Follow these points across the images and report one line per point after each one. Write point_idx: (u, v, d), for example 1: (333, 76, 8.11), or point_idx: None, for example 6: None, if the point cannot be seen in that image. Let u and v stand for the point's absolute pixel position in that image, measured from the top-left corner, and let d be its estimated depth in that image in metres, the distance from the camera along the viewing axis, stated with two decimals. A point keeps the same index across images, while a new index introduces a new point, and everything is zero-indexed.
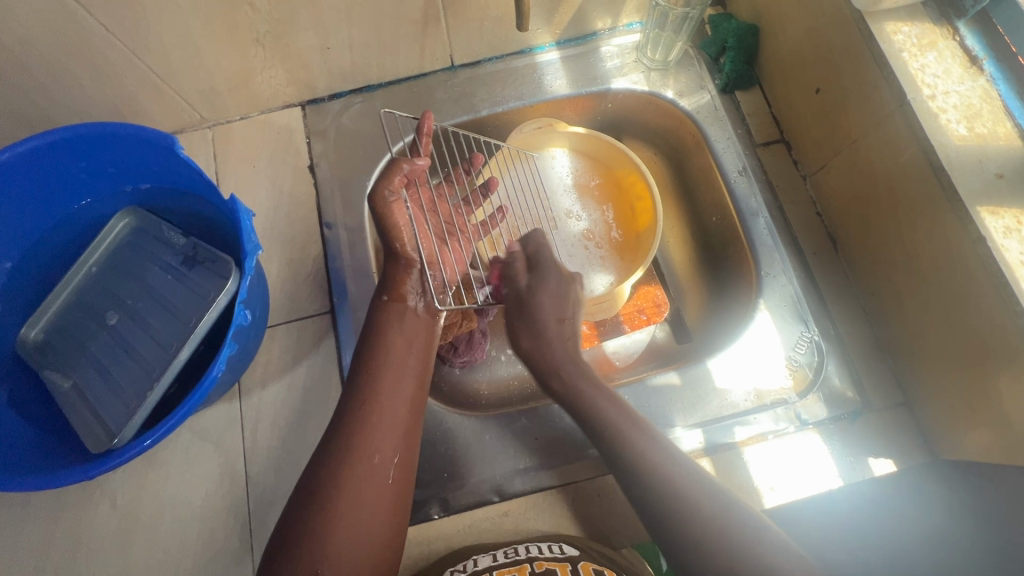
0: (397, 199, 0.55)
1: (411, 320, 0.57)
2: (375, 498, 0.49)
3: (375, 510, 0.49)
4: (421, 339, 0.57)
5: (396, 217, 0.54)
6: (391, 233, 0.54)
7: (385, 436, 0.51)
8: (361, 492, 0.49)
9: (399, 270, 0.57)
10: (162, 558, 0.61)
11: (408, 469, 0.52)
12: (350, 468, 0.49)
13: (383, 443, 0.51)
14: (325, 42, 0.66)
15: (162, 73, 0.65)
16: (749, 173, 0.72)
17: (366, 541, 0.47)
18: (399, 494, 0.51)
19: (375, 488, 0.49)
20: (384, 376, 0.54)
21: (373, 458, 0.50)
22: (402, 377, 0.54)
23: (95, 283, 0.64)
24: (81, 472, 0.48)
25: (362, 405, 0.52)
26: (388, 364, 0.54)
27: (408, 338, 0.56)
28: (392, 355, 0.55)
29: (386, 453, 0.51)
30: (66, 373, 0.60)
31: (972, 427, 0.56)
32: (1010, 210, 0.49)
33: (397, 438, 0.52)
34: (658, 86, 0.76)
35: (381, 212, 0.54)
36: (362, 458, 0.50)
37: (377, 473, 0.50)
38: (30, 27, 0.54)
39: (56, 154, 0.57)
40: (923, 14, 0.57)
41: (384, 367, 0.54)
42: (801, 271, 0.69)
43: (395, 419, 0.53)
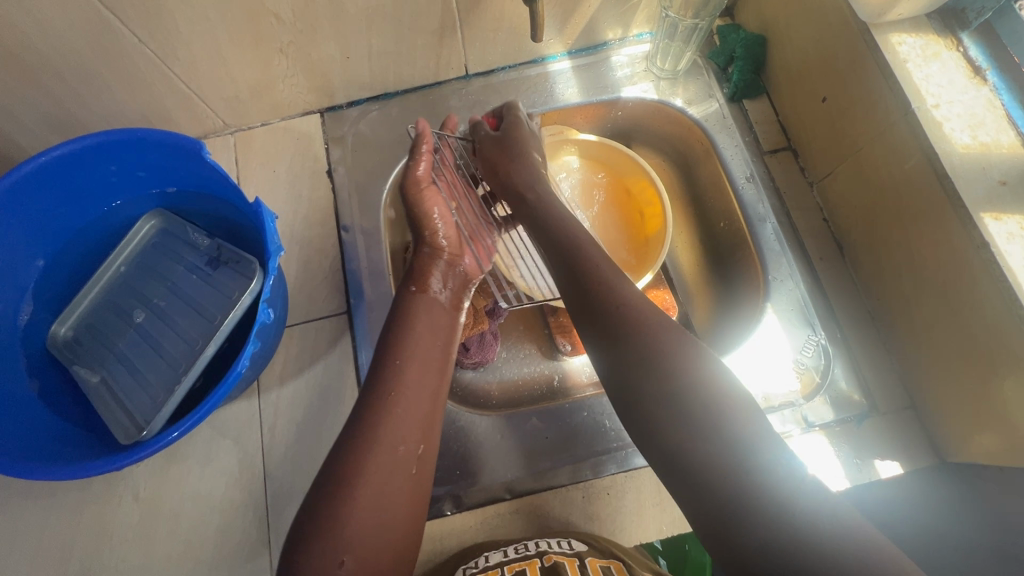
0: (427, 184, 0.66)
1: (435, 311, 0.61)
2: (397, 489, 0.49)
3: (398, 500, 0.49)
4: (443, 330, 0.60)
5: (428, 205, 0.65)
6: (423, 223, 0.65)
7: (408, 426, 0.52)
8: (384, 481, 0.49)
9: (426, 259, 0.64)
10: (182, 550, 0.63)
11: (429, 459, 0.53)
12: (376, 456, 0.49)
13: (407, 432, 0.51)
14: (345, 51, 0.69)
15: (189, 81, 0.68)
16: (756, 180, 0.74)
17: (388, 530, 0.48)
18: (420, 484, 0.51)
19: (399, 479, 0.50)
20: (408, 367, 0.55)
21: (397, 447, 0.50)
22: (427, 370, 0.56)
23: (123, 282, 0.67)
24: (111, 463, 0.50)
25: (386, 395, 0.53)
26: (412, 354, 0.56)
27: (430, 328, 0.59)
28: (416, 346, 0.56)
29: (410, 443, 0.51)
30: (94, 369, 0.63)
31: (977, 430, 0.57)
32: (1012, 215, 0.51)
33: (420, 428, 0.53)
34: (667, 94, 0.78)
35: (414, 193, 0.65)
36: (386, 449, 0.50)
37: (400, 463, 0.50)
38: (69, 37, 0.56)
39: (89, 158, 0.59)
40: (927, 25, 0.59)
41: (407, 358, 0.55)
42: (808, 276, 0.70)
43: (418, 410, 0.53)
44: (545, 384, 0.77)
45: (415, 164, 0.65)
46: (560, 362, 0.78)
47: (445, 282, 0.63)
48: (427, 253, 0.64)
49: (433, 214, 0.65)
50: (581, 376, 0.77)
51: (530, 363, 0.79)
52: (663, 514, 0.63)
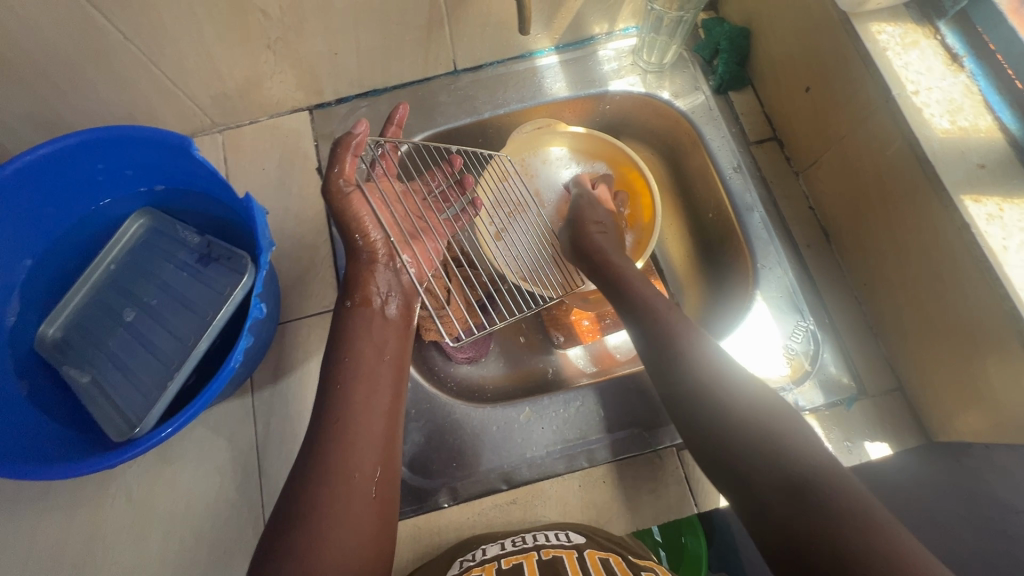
0: (351, 188, 0.58)
1: (377, 325, 0.58)
2: (359, 516, 0.49)
3: (361, 530, 0.48)
4: (389, 343, 0.58)
5: (360, 210, 0.59)
6: (354, 229, 0.59)
7: (364, 451, 0.51)
8: (345, 510, 0.48)
9: (362, 267, 0.60)
10: (177, 550, 0.63)
11: (389, 480, 0.53)
12: (335, 488, 0.48)
13: (360, 460, 0.51)
14: (333, 47, 0.69)
15: (176, 78, 0.67)
16: (743, 170, 0.75)
17: (354, 558, 0.47)
18: (383, 506, 0.51)
19: (359, 503, 0.49)
20: (356, 392, 0.54)
21: (353, 474, 0.50)
22: (374, 389, 0.55)
23: (113, 281, 0.66)
24: (100, 462, 0.50)
25: (336, 422, 0.52)
26: (359, 376, 0.55)
27: (377, 347, 0.57)
28: (363, 366, 0.55)
29: (366, 467, 0.51)
30: (84, 369, 0.62)
31: (964, 409, 0.58)
32: (991, 197, 0.52)
33: (377, 452, 0.52)
34: (654, 87, 0.79)
35: (338, 203, 0.58)
36: (341, 477, 0.49)
37: (358, 490, 0.49)
38: (54, 35, 0.56)
39: (75, 155, 0.59)
40: (905, 14, 0.60)
41: (354, 380, 0.54)
42: (796, 263, 0.72)
43: (373, 432, 0.53)
44: (540, 377, 0.78)
45: (338, 167, 0.57)
46: (555, 355, 0.79)
47: (389, 290, 0.61)
48: (362, 261, 0.60)
49: (364, 218, 0.59)
50: (576, 367, 0.78)
51: (525, 356, 0.79)
52: (660, 502, 0.64)
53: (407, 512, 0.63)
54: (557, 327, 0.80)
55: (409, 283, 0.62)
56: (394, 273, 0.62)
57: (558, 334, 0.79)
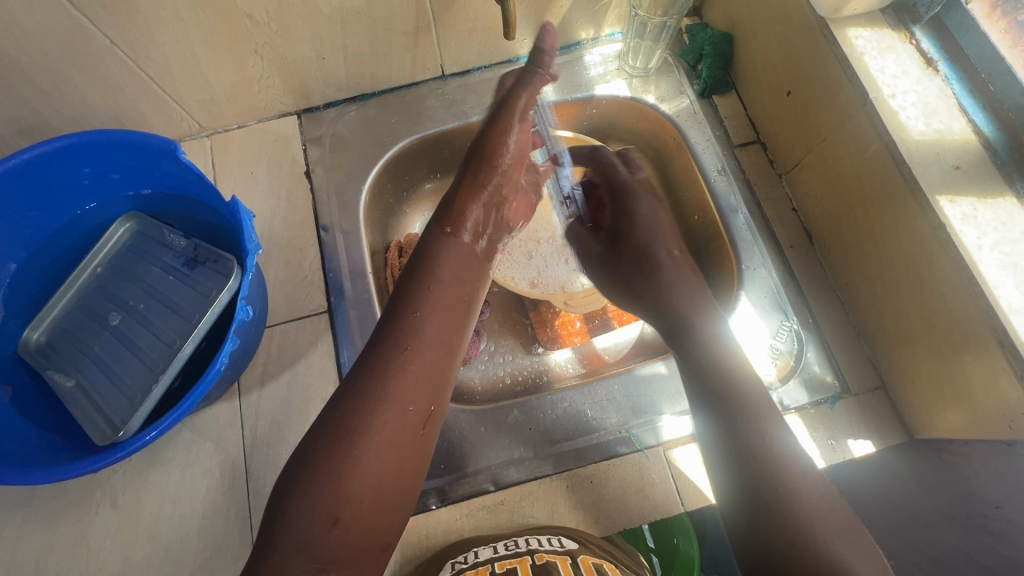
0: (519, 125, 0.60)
1: (463, 258, 0.56)
2: (400, 452, 0.46)
3: (398, 466, 0.45)
4: (469, 283, 0.55)
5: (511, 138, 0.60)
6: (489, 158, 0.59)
7: (421, 386, 0.48)
8: (392, 440, 0.45)
9: (472, 191, 0.58)
10: (163, 555, 0.62)
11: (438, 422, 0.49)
12: (384, 418, 0.45)
13: (417, 394, 0.47)
14: (320, 52, 0.69)
15: (163, 83, 0.68)
16: (727, 173, 0.76)
17: (383, 490, 0.44)
18: (425, 446, 0.48)
19: (406, 438, 0.46)
20: (424, 326, 0.50)
21: (407, 408, 0.46)
22: (444, 324, 0.51)
23: (98, 285, 0.66)
24: (85, 465, 0.49)
25: (402, 351, 0.48)
26: (432, 308, 0.51)
27: (456, 285, 0.53)
28: (438, 300, 0.51)
29: (420, 403, 0.47)
30: (68, 374, 0.62)
31: (944, 407, 0.59)
32: (966, 197, 0.53)
33: (432, 389, 0.48)
34: (639, 92, 0.80)
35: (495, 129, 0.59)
36: (395, 405, 0.46)
37: (408, 423, 0.46)
38: (38, 38, 0.56)
39: (59, 159, 0.59)
40: (881, 20, 0.61)
41: (427, 312, 0.50)
42: (779, 264, 0.73)
43: (433, 366, 0.49)
44: (529, 379, 0.78)
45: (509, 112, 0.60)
46: (543, 358, 0.79)
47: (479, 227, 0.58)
48: (472, 186, 0.58)
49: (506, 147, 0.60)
50: (564, 369, 0.78)
51: (514, 358, 0.79)
52: (647, 502, 0.64)
53: None
54: (546, 329, 0.80)
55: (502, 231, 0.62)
56: (490, 203, 0.59)
57: (545, 336, 0.79)
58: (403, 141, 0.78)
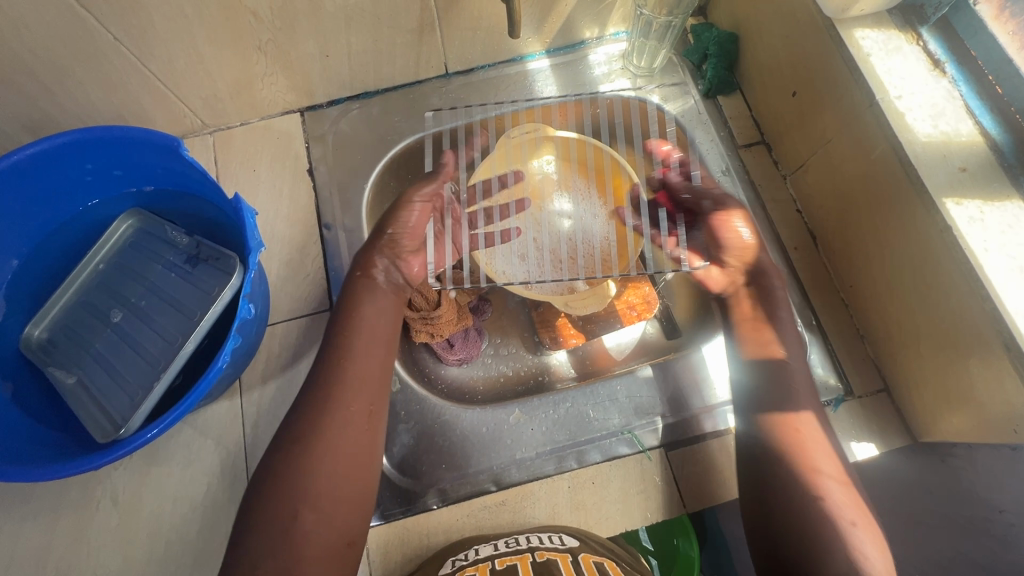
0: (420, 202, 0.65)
1: (380, 297, 0.60)
2: (347, 449, 0.51)
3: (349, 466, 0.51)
4: (392, 309, 0.60)
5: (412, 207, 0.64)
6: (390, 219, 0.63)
7: (357, 390, 0.54)
8: (339, 439, 0.51)
9: (374, 246, 0.62)
10: (164, 553, 0.62)
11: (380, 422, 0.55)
12: (329, 424, 0.51)
13: (354, 399, 0.53)
14: (324, 50, 0.69)
15: (166, 80, 0.67)
16: (732, 173, 0.76)
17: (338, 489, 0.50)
18: (373, 443, 0.53)
19: (351, 432, 0.52)
20: (355, 343, 0.56)
21: (347, 410, 0.52)
22: (374, 340, 0.57)
23: (100, 281, 0.66)
24: (87, 463, 0.49)
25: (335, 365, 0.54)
26: (361, 327, 0.57)
27: (376, 316, 0.59)
28: (365, 324, 0.57)
29: (359, 402, 0.53)
30: (69, 370, 0.62)
31: (948, 410, 0.59)
32: (972, 199, 0.53)
33: (370, 392, 0.55)
34: (644, 91, 0.79)
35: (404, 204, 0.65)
36: (337, 408, 0.52)
37: (351, 421, 0.52)
38: (41, 34, 0.56)
39: (62, 155, 0.58)
40: (889, 21, 0.61)
41: (354, 330, 0.57)
42: (783, 265, 0.72)
43: (369, 372, 0.55)
44: (530, 379, 0.78)
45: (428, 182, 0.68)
46: (545, 358, 0.79)
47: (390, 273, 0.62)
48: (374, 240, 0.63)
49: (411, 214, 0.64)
50: (565, 369, 0.78)
51: (516, 358, 0.79)
52: (650, 503, 0.64)
53: (395, 514, 0.63)
54: (547, 330, 0.78)
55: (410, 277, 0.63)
56: (391, 245, 0.62)
57: (546, 337, 0.78)
58: (406, 140, 0.77)
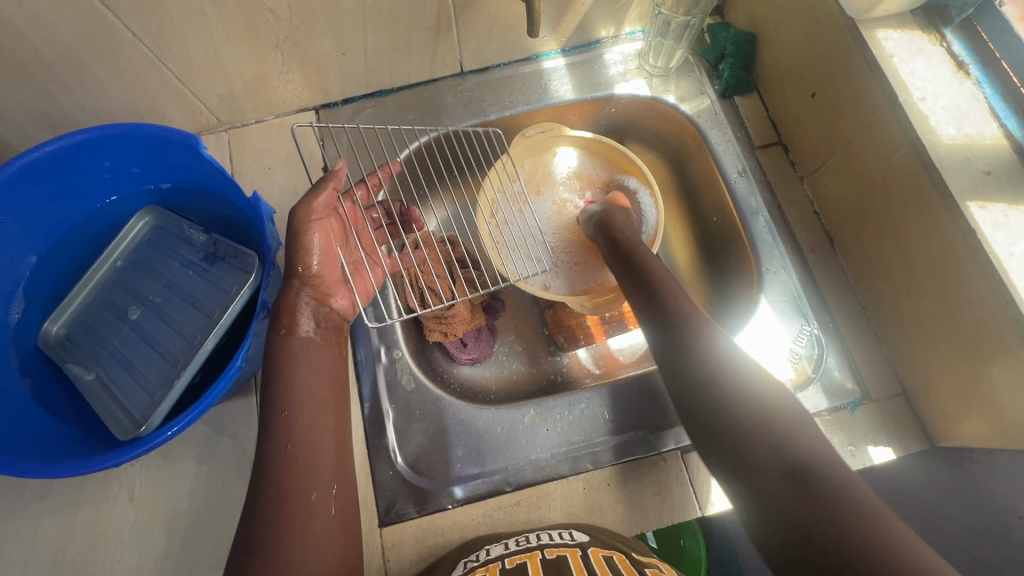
0: (318, 220, 0.55)
1: (314, 351, 0.56)
2: (322, 537, 0.50)
3: (326, 513, 0.51)
4: (329, 367, 0.56)
5: (312, 237, 0.55)
6: (298, 256, 0.54)
7: (319, 469, 0.52)
8: (308, 531, 0.49)
9: (293, 294, 0.55)
10: (179, 549, 0.62)
11: (346, 495, 0.53)
12: (292, 479, 0.50)
13: (316, 480, 0.51)
14: (341, 47, 0.69)
15: (183, 76, 0.67)
16: (748, 174, 0.75)
17: (322, 540, 0.49)
18: (346, 518, 0.52)
19: (320, 520, 0.50)
20: (304, 387, 0.54)
21: (310, 496, 0.50)
22: (322, 410, 0.54)
23: (117, 279, 0.66)
24: (109, 459, 0.49)
25: (285, 448, 0.51)
26: (305, 398, 0.54)
27: (312, 366, 0.55)
28: (302, 393, 0.53)
29: (322, 486, 0.51)
30: (88, 367, 0.62)
31: (967, 414, 0.59)
32: (997, 203, 0.52)
33: (331, 469, 0.53)
34: (660, 91, 0.79)
35: (299, 223, 0.54)
36: (298, 501, 0.50)
37: (316, 507, 0.50)
38: (61, 30, 0.56)
39: (82, 151, 0.58)
40: (912, 22, 0.61)
41: (300, 405, 0.53)
42: (800, 267, 0.72)
43: (325, 451, 0.53)
44: (543, 380, 0.78)
45: (313, 194, 0.55)
46: (557, 359, 0.79)
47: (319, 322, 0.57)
48: (292, 288, 0.55)
49: (313, 247, 0.55)
50: (579, 369, 0.78)
51: (528, 358, 0.79)
52: (664, 505, 0.64)
53: (410, 513, 0.63)
54: (560, 330, 0.79)
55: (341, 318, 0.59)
56: (315, 299, 0.56)
57: (560, 336, 0.79)
58: (420, 139, 0.77)
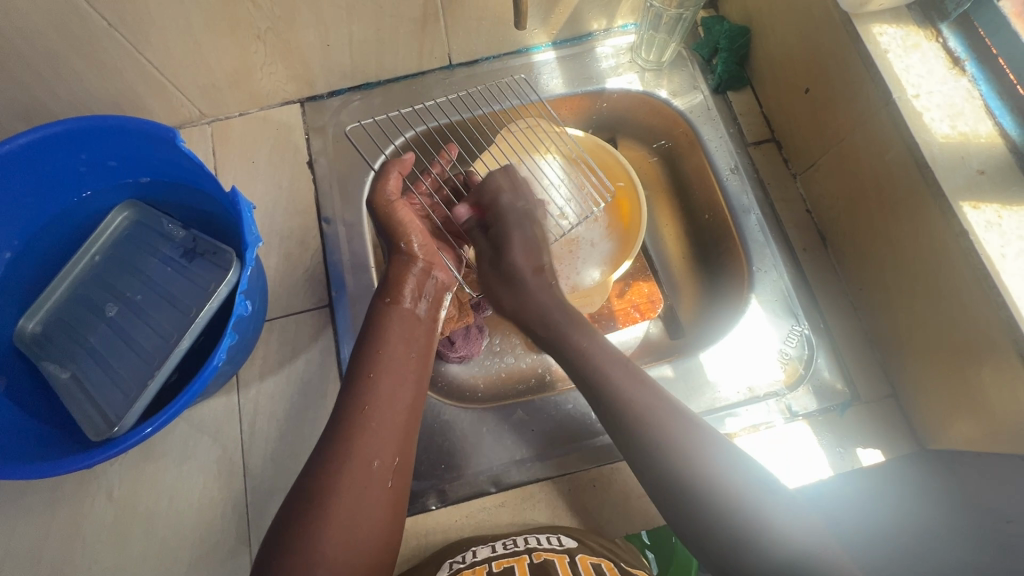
0: (397, 198, 0.62)
1: (411, 321, 0.58)
2: (372, 506, 0.48)
3: (380, 488, 0.48)
4: (420, 340, 0.57)
5: (400, 213, 0.61)
6: (397, 232, 0.60)
7: (385, 440, 0.50)
8: (361, 497, 0.47)
9: (401, 267, 0.60)
10: (158, 550, 0.61)
11: (405, 473, 0.51)
12: (361, 440, 0.49)
13: (383, 449, 0.50)
14: (325, 39, 0.67)
15: (162, 68, 0.66)
16: (740, 171, 0.74)
17: (368, 510, 0.47)
18: (398, 496, 0.50)
19: (376, 489, 0.48)
20: (389, 355, 0.54)
21: (372, 462, 0.49)
22: (401, 382, 0.53)
23: (95, 275, 0.65)
24: (80, 461, 0.48)
25: (360, 410, 0.51)
26: (388, 367, 0.54)
27: (405, 334, 0.57)
28: (389, 358, 0.54)
29: (386, 458, 0.50)
30: (65, 365, 0.61)
31: (957, 417, 0.58)
32: (990, 203, 0.51)
33: (397, 443, 0.51)
34: (652, 86, 0.77)
35: (385, 208, 0.61)
36: (361, 463, 0.48)
37: (377, 477, 0.49)
38: (33, 19, 0.54)
39: (56, 145, 0.57)
40: (907, 16, 0.59)
41: (383, 372, 0.53)
42: (792, 266, 0.71)
43: (393, 423, 0.51)
44: (532, 379, 0.77)
45: (383, 181, 0.61)
46: (547, 357, 0.78)
47: (419, 292, 0.60)
48: (401, 263, 0.60)
49: (405, 222, 0.61)
50: None
51: (518, 357, 0.78)
52: (650, 506, 0.63)
53: None
54: None
55: (439, 289, 0.61)
56: (416, 270, 0.60)
57: None
58: (409, 133, 0.76)
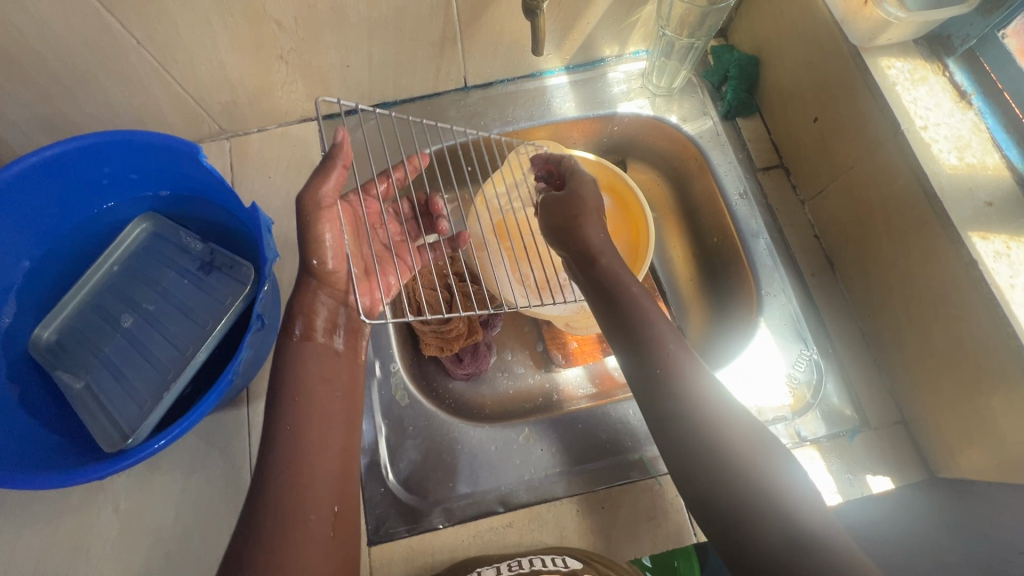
0: (329, 205, 0.53)
1: (328, 355, 0.55)
2: (316, 559, 0.47)
3: (322, 540, 0.48)
4: (340, 379, 0.55)
5: (323, 230, 0.53)
6: (311, 249, 0.53)
7: (321, 491, 0.50)
8: (302, 554, 0.47)
9: (310, 291, 0.55)
10: (162, 564, 0.61)
11: (347, 518, 0.51)
12: (293, 496, 0.48)
13: (318, 500, 0.49)
14: (345, 60, 0.69)
15: (186, 84, 0.67)
16: (749, 197, 0.75)
17: (314, 565, 0.47)
18: (344, 546, 0.50)
19: (316, 542, 0.48)
20: (312, 401, 0.52)
21: (308, 517, 0.48)
22: (328, 428, 0.53)
23: (110, 286, 0.66)
24: (92, 472, 0.48)
25: (287, 466, 0.49)
26: (313, 415, 0.52)
27: (323, 372, 0.54)
28: (310, 410, 0.52)
29: (322, 509, 0.49)
30: (78, 375, 0.61)
31: (967, 445, 0.58)
32: (999, 235, 0.52)
33: (334, 490, 0.51)
34: (662, 110, 0.79)
35: (307, 214, 0.52)
36: (298, 520, 0.48)
37: (315, 530, 0.48)
38: (65, 35, 0.56)
39: (81, 158, 0.58)
40: (914, 50, 0.61)
41: (307, 420, 0.52)
42: (799, 291, 0.72)
43: (328, 471, 0.51)
44: (540, 397, 0.77)
45: (319, 180, 0.52)
46: (555, 375, 0.78)
47: (332, 322, 0.56)
48: (309, 284, 0.55)
49: (324, 238, 0.53)
50: (575, 389, 0.77)
51: (526, 375, 0.78)
52: (659, 530, 0.62)
53: (400, 532, 0.62)
54: (558, 348, 0.78)
55: (356, 317, 0.58)
56: (336, 296, 0.56)
57: (558, 353, 0.78)
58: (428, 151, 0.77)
